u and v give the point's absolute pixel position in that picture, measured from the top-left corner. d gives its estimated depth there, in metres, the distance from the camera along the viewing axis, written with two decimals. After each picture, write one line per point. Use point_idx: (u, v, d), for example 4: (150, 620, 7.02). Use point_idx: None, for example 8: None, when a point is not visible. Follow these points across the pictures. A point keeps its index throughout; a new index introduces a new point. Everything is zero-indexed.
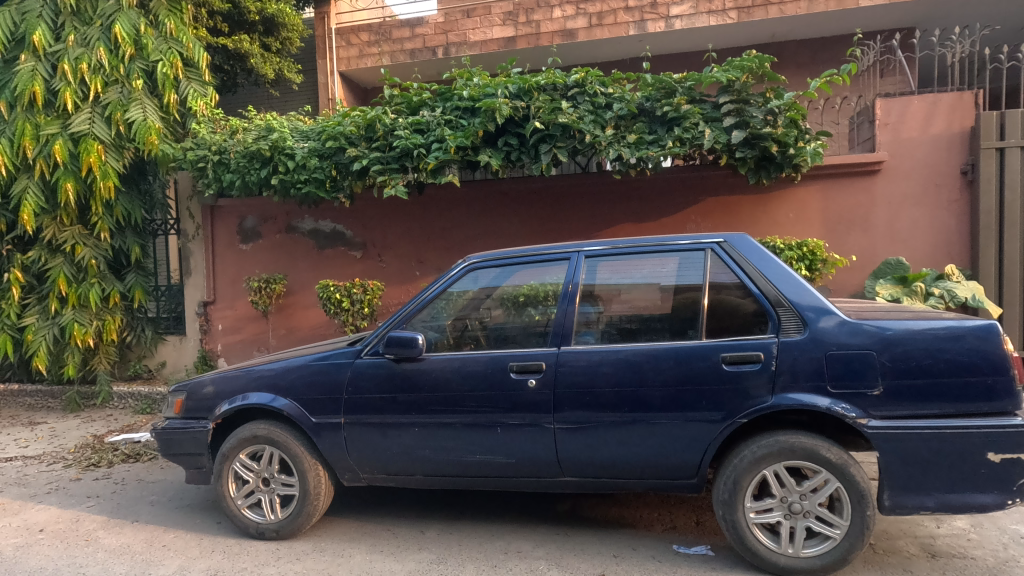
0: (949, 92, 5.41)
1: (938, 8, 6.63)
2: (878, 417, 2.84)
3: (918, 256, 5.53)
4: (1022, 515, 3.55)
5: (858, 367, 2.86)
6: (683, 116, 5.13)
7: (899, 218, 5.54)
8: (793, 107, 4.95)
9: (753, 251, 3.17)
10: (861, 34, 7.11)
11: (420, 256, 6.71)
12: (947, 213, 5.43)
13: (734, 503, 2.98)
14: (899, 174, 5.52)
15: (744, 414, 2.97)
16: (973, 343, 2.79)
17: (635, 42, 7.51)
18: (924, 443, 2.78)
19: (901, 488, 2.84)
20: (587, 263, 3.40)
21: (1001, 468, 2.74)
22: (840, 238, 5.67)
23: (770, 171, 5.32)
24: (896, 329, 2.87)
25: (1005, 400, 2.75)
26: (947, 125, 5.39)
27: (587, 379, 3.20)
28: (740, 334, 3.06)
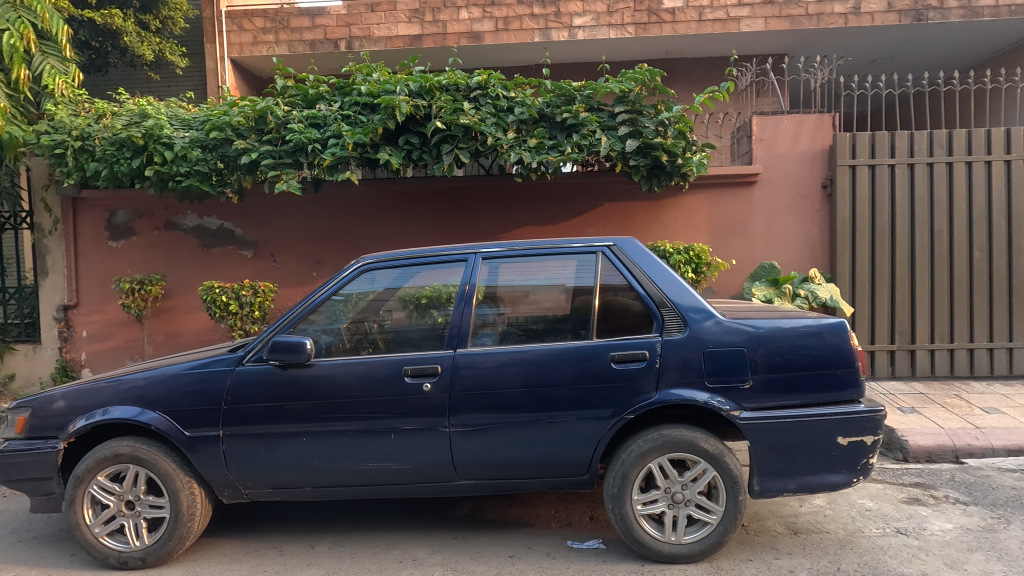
0: (812, 114, 6.01)
1: (806, 38, 7.38)
2: (749, 408, 3.07)
3: (788, 261, 6.11)
4: (868, 490, 4.02)
5: (732, 362, 3.08)
6: (581, 123, 5.31)
7: (771, 226, 6.10)
8: (681, 119, 5.27)
9: (640, 254, 3.33)
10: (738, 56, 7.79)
11: (317, 256, 6.40)
12: (811, 222, 6.05)
13: (623, 496, 3.10)
14: (771, 186, 6.07)
15: (631, 410, 3.11)
16: (828, 339, 3.11)
17: (539, 49, 7.67)
18: (787, 431, 3.04)
19: (768, 474, 3.10)
20: (485, 264, 3.40)
21: (849, 450, 3.07)
22: (722, 243, 6.14)
23: (662, 179, 5.56)
24: (765, 327, 3.13)
25: (851, 389, 3.09)
26: (810, 143, 6.00)
27: (484, 381, 3.19)
28: (629, 334, 3.20)
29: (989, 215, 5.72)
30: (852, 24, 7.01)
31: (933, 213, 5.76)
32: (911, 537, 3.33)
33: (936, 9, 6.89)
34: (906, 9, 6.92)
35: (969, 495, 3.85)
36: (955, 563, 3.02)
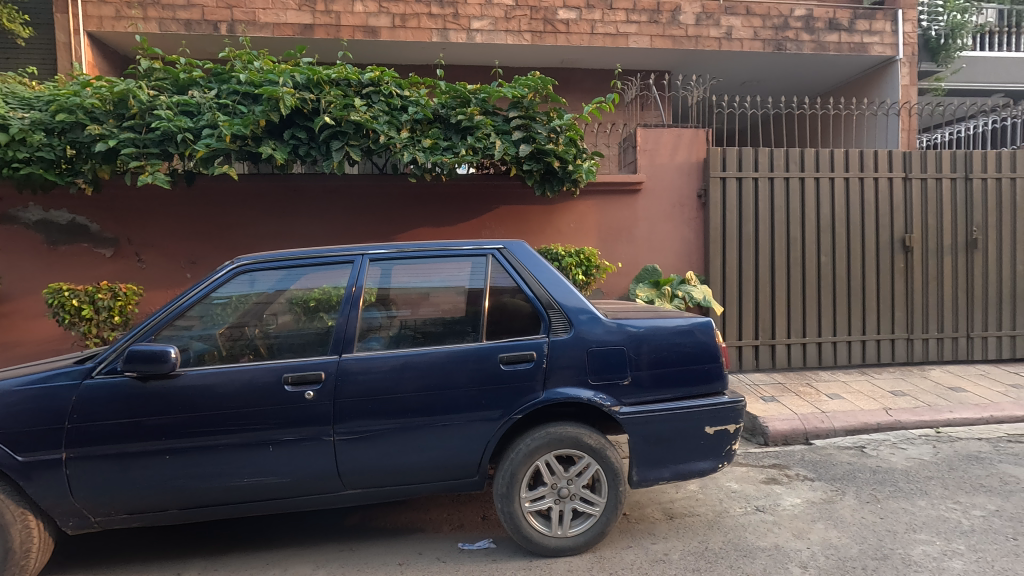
0: (689, 128, 6.52)
1: (685, 58, 7.98)
2: (628, 404, 3.25)
3: (668, 264, 6.57)
4: (734, 473, 4.42)
5: (613, 360, 3.25)
6: (476, 126, 5.35)
7: (654, 231, 6.53)
8: (571, 128, 5.48)
9: (528, 257, 3.41)
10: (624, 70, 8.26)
11: (191, 256, 5.87)
12: (688, 228, 6.55)
13: (511, 495, 3.15)
14: (654, 194, 6.50)
15: (519, 409, 3.17)
16: (698, 337, 3.38)
17: (437, 49, 7.61)
18: (661, 423, 3.26)
19: (645, 464, 3.30)
20: (373, 266, 3.31)
21: (715, 438, 3.36)
22: (610, 247, 6.48)
23: (554, 184, 5.75)
24: (643, 327, 3.34)
25: (716, 382, 3.38)
26: (687, 155, 6.50)
27: (372, 387, 3.09)
28: (517, 336, 3.27)
29: (833, 225, 6.47)
30: (724, 48, 7.69)
31: (789, 222, 6.43)
32: (768, 513, 3.71)
33: (793, 41, 7.75)
34: (769, 39, 7.72)
35: (815, 472, 4.36)
36: (801, 533, 3.40)
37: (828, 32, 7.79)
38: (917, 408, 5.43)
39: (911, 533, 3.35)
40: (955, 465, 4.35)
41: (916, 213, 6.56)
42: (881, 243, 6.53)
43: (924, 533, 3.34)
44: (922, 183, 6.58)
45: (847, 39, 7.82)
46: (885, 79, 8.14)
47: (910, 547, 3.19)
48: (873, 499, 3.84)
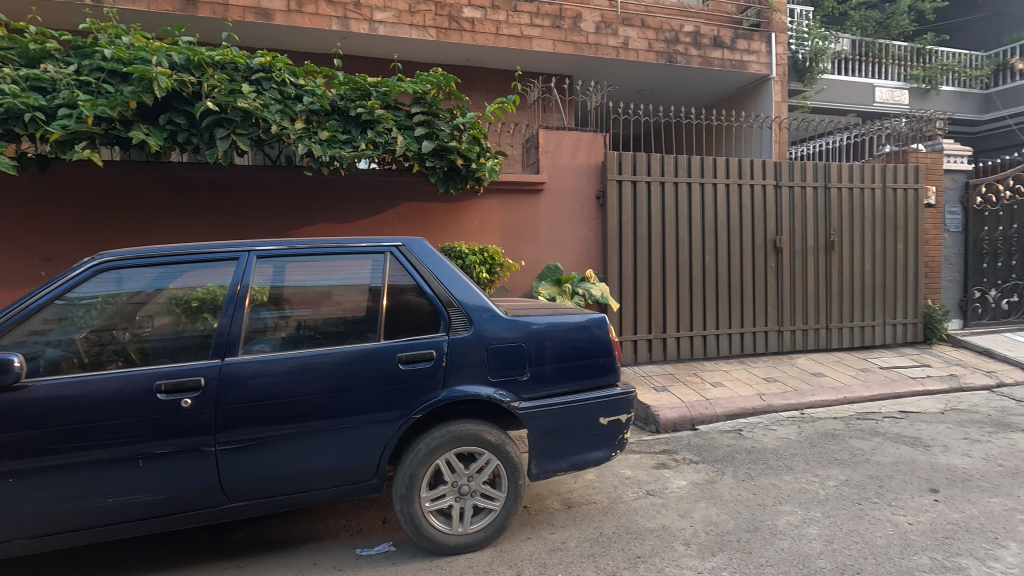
0: (588, 132, 6.79)
1: (586, 64, 8.28)
2: (527, 399, 3.32)
3: (570, 262, 6.80)
4: (628, 460, 4.67)
5: (512, 357, 3.31)
6: (376, 120, 5.22)
7: (555, 230, 6.73)
8: (475, 126, 5.48)
9: (428, 255, 3.38)
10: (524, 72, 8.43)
11: (47, 251, 5.20)
12: (588, 228, 6.82)
13: (410, 495, 3.11)
14: (555, 194, 6.71)
15: (418, 409, 3.13)
16: (593, 332, 3.53)
17: (337, 38, 7.31)
18: (559, 416, 3.36)
19: (544, 457, 3.38)
20: (261, 263, 3.12)
21: (609, 428, 3.51)
22: (513, 245, 6.60)
23: (457, 182, 5.72)
24: (541, 323, 3.43)
25: (609, 374, 3.55)
26: (587, 158, 6.77)
27: (258, 392, 2.91)
28: (416, 335, 3.22)
29: (717, 227, 7.02)
30: (622, 57, 8.07)
31: (679, 224, 6.88)
32: (657, 496, 3.96)
33: (683, 54, 8.30)
34: (661, 51, 8.21)
35: (699, 455, 4.72)
36: (685, 513, 3.67)
37: (713, 48, 8.43)
38: (786, 393, 6.04)
39: (778, 505, 3.73)
40: (815, 442, 4.90)
41: (786, 218, 7.29)
42: (757, 244, 7.18)
43: (788, 504, 3.73)
44: (791, 190, 7.31)
45: (729, 56, 8.51)
46: (761, 95, 8.97)
47: (777, 517, 3.55)
48: (748, 476, 4.22)
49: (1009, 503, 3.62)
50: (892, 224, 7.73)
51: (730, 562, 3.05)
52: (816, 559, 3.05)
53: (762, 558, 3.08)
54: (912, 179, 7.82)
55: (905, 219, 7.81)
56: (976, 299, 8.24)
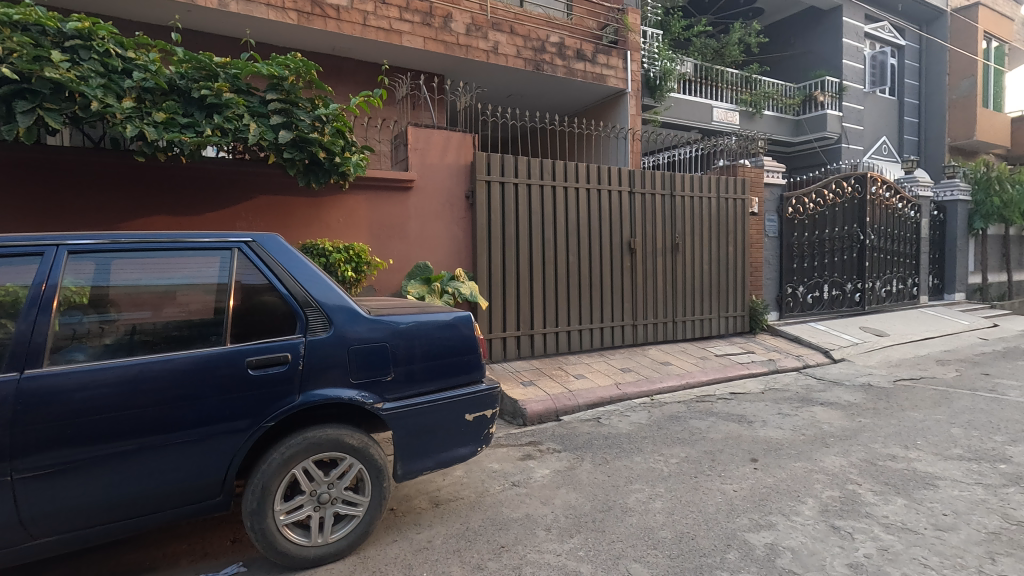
0: (457, 132, 6.83)
1: (457, 65, 8.33)
2: (391, 400, 3.25)
3: (439, 261, 6.79)
4: (496, 454, 4.79)
5: (375, 358, 3.22)
6: (225, 104, 4.78)
7: (424, 229, 6.69)
8: (339, 118, 5.22)
9: (282, 252, 3.18)
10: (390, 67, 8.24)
11: None
12: (457, 228, 6.87)
13: (263, 510, 2.90)
14: (424, 192, 6.67)
15: (271, 417, 2.92)
16: (459, 330, 3.57)
17: (179, 9, 6.55)
18: (424, 415, 3.33)
19: (409, 457, 3.33)
20: (77, 260, 2.72)
21: (475, 424, 3.57)
22: (381, 243, 6.45)
23: (320, 176, 5.43)
24: (406, 323, 3.38)
25: (476, 371, 3.61)
26: (456, 158, 6.81)
27: (71, 408, 2.52)
28: (268, 337, 3.01)
29: (579, 229, 7.45)
30: (491, 61, 8.24)
31: (545, 225, 7.19)
32: (522, 486, 4.11)
33: (548, 63, 8.68)
34: (529, 58, 8.50)
35: (562, 444, 4.99)
36: (547, 500, 3.85)
37: (576, 61, 8.93)
38: (639, 382, 6.60)
39: (629, 485, 4.06)
40: (662, 425, 5.41)
41: (639, 221, 7.95)
42: (614, 245, 7.75)
43: (638, 483, 4.08)
44: (643, 197, 7.99)
45: (590, 69, 9.08)
46: (618, 108, 9.70)
47: (628, 496, 3.87)
48: (604, 460, 4.55)
49: (808, 465, 4.30)
50: (725, 229, 8.79)
51: (586, 542, 3.26)
52: (660, 530, 3.37)
53: (614, 535, 3.33)
54: (741, 190, 8.95)
55: (736, 225, 8.91)
56: (788, 294, 9.67)
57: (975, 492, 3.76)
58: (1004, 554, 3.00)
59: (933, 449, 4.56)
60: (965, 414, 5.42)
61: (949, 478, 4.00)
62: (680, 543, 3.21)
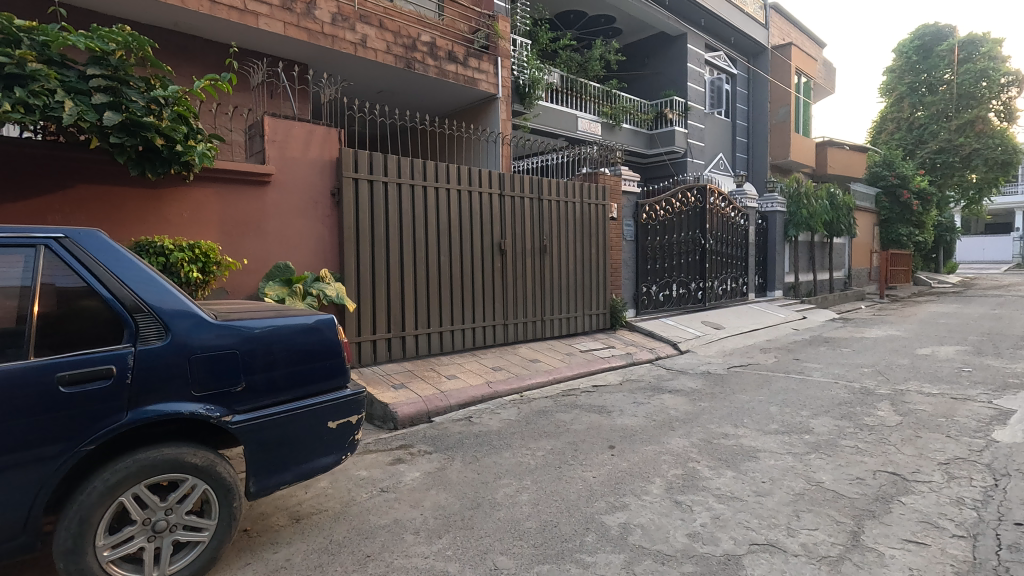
0: (321, 126, 6.51)
1: (320, 55, 7.91)
2: (241, 411, 3.00)
3: (301, 261, 6.40)
4: (364, 461, 4.64)
5: (223, 366, 2.95)
6: (30, 76, 4.16)
7: (285, 227, 6.28)
8: (181, 102, 4.72)
9: (104, 250, 2.81)
10: (239, 49, 7.56)
11: None
12: (322, 226, 6.53)
13: (80, 548, 2.51)
14: (284, 188, 6.26)
15: (90, 439, 2.55)
16: (320, 334, 3.39)
17: None
18: (280, 426, 3.11)
19: (264, 472, 3.08)
20: None
21: (340, 431, 3.40)
22: (234, 241, 5.93)
23: (157, 165, 4.87)
24: (259, 327, 3.14)
25: (339, 376, 3.45)
26: (320, 152, 6.49)
27: None
28: (87, 348, 2.64)
29: (451, 229, 7.47)
30: (359, 54, 7.94)
31: (415, 225, 7.11)
32: (390, 492, 4.02)
33: (420, 62, 8.59)
34: (400, 55, 8.35)
35: (433, 445, 4.97)
36: (417, 503, 3.81)
37: (448, 62, 8.94)
38: (509, 380, 6.79)
39: (497, 480, 4.16)
40: (530, 420, 5.62)
41: (509, 223, 8.17)
42: (485, 246, 7.88)
43: (506, 477, 4.20)
44: (512, 200, 8.23)
45: (462, 72, 9.15)
46: (489, 112, 9.88)
47: (496, 491, 3.96)
48: (474, 458, 4.61)
49: (657, 448, 4.73)
50: (588, 232, 9.36)
51: (454, 541, 3.28)
52: (525, 521, 3.50)
53: (482, 531, 3.39)
54: (601, 196, 9.59)
55: (598, 228, 9.54)
56: (643, 293, 10.56)
57: (786, 460, 4.41)
58: (806, 511, 3.56)
59: (755, 425, 5.27)
60: (780, 394, 6.34)
61: (767, 450, 4.64)
62: (543, 532, 3.36)
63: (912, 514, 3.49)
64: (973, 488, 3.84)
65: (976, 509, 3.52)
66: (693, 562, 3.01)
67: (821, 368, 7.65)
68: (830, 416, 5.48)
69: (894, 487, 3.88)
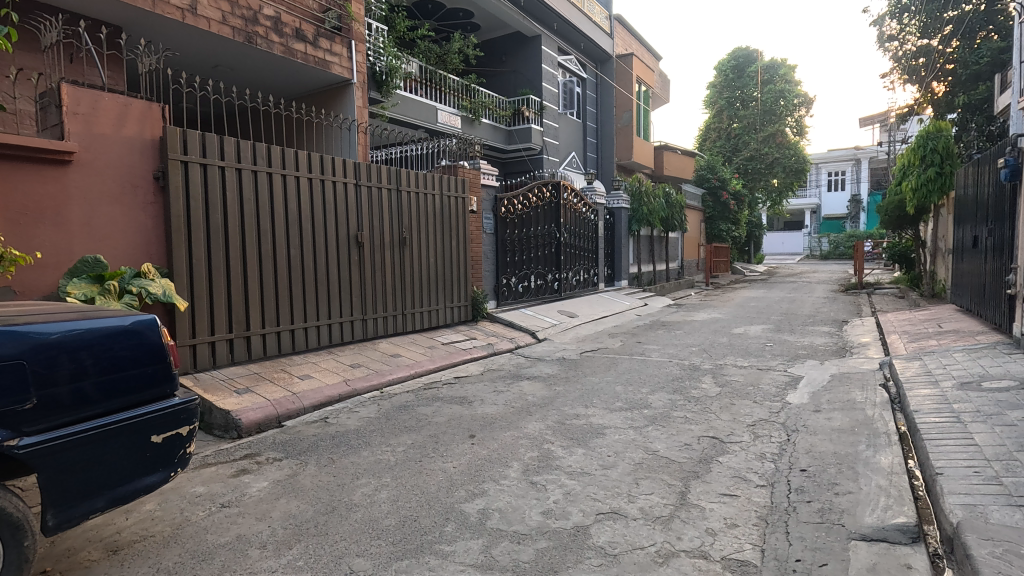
0: (139, 99, 5.69)
1: (138, 18, 6.90)
2: (32, 433, 2.53)
3: (116, 255, 5.56)
4: (200, 476, 4.18)
5: (3, 382, 2.46)
6: None
7: (92, 215, 5.40)
8: None
9: None
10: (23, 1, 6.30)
11: None
12: (142, 214, 5.72)
13: None
14: (90, 169, 5.38)
15: None
16: (138, 336, 2.96)
17: None
18: (87, 445, 2.67)
19: (67, 502, 2.63)
20: None
21: (167, 446, 3.02)
22: (21, 231, 4.98)
23: None
24: (55, 334, 2.67)
25: (165, 383, 3.05)
26: (138, 130, 5.68)
27: None
28: None
29: (300, 220, 6.98)
30: (188, 21, 7.06)
31: (259, 214, 6.53)
32: (233, 506, 3.67)
33: (262, 38, 7.89)
34: (238, 28, 7.58)
35: (283, 451, 4.64)
36: (264, 515, 3.53)
37: (295, 40, 8.32)
38: (368, 377, 6.58)
39: (355, 480, 4.01)
40: (390, 416, 5.50)
41: (366, 215, 7.86)
42: (341, 238, 7.50)
43: (364, 477, 4.06)
44: (369, 190, 7.93)
45: (312, 52, 8.58)
46: (342, 97, 9.39)
47: (353, 492, 3.82)
48: (330, 461, 4.39)
49: (515, 433, 4.91)
50: (448, 225, 9.37)
51: (306, 550, 3.10)
52: (384, 519, 3.43)
53: (337, 535, 3.25)
54: (461, 190, 9.64)
55: (458, 221, 9.59)
56: (503, 285, 10.86)
57: (629, 434, 4.85)
58: (644, 478, 3.95)
59: (603, 404, 5.71)
60: (624, 375, 6.96)
61: (613, 426, 5.06)
62: (403, 528, 3.32)
63: (727, 471, 4.05)
64: (772, 444, 4.56)
65: (773, 461, 4.19)
66: (547, 537, 3.18)
67: (658, 349, 8.53)
68: (664, 391, 6.14)
69: (714, 449, 4.47)
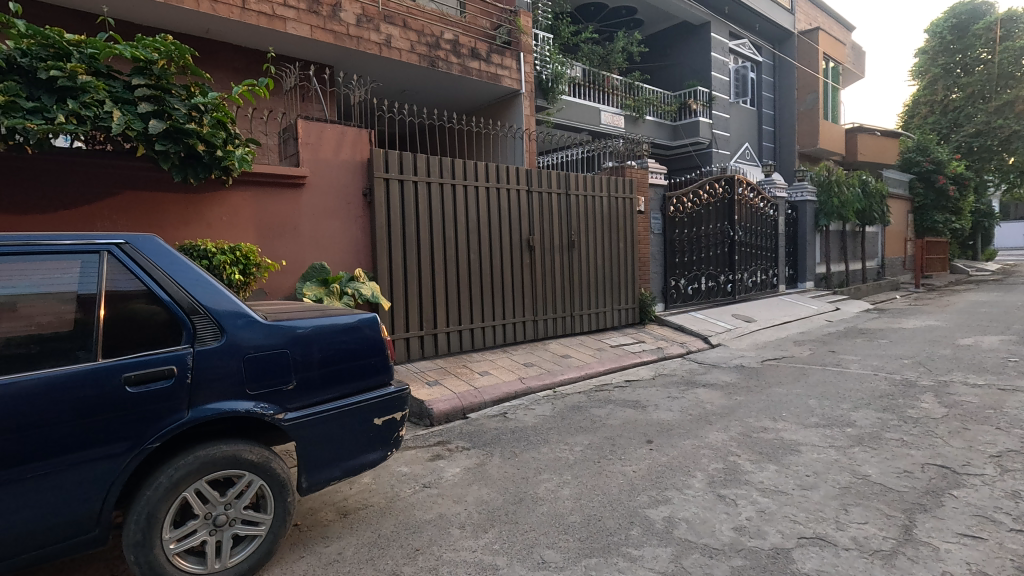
0: (353, 127, 6.61)
1: (347, 57, 8.03)
2: (293, 409, 3.08)
3: (336, 261, 6.55)
4: (403, 457, 4.71)
5: (272, 367, 3.03)
6: (81, 88, 4.56)
7: (318, 228, 6.42)
8: (219, 108, 5.12)
9: (161, 255, 2.95)
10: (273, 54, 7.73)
11: None
12: (354, 226, 6.65)
13: (150, 540, 2.62)
14: (317, 189, 6.39)
15: (154, 438, 2.68)
16: (364, 332, 3.46)
17: None
18: (329, 423, 3.19)
19: (315, 468, 3.16)
20: None
21: (386, 428, 3.46)
22: (269, 242, 6.09)
23: (199, 170, 5.27)
24: (306, 327, 3.21)
25: (383, 373, 3.51)
26: (351, 154, 6.60)
27: None
28: (149, 348, 2.77)
29: (480, 226, 7.50)
30: (384, 54, 8.00)
31: (445, 223, 7.15)
32: (433, 487, 4.07)
33: (443, 61, 8.63)
34: (423, 54, 8.39)
35: (470, 441, 5.03)
36: (460, 498, 3.86)
37: (471, 59, 8.96)
38: (541, 376, 6.81)
39: (537, 475, 4.19)
40: (565, 415, 5.63)
41: (537, 219, 8.16)
42: (514, 243, 7.89)
43: (546, 473, 4.22)
44: (540, 196, 8.23)
45: (485, 68, 9.16)
46: (512, 108, 9.87)
47: (537, 486, 3.99)
48: (513, 454, 4.65)
49: (696, 443, 4.70)
50: (616, 226, 9.31)
51: (500, 535, 3.32)
52: (569, 515, 3.52)
53: (527, 525, 3.43)
54: (629, 190, 9.53)
55: (626, 222, 9.48)
56: (672, 287, 10.46)
57: (830, 453, 4.34)
58: (854, 504, 3.51)
59: (795, 419, 5.20)
60: (817, 387, 6.24)
61: (809, 443, 4.57)
62: (588, 526, 3.38)
63: (967, 508, 3.41)
64: None
65: None
66: (742, 556, 2.99)
67: (858, 360, 7.50)
68: (871, 408, 5.38)
69: (945, 480, 3.80)
